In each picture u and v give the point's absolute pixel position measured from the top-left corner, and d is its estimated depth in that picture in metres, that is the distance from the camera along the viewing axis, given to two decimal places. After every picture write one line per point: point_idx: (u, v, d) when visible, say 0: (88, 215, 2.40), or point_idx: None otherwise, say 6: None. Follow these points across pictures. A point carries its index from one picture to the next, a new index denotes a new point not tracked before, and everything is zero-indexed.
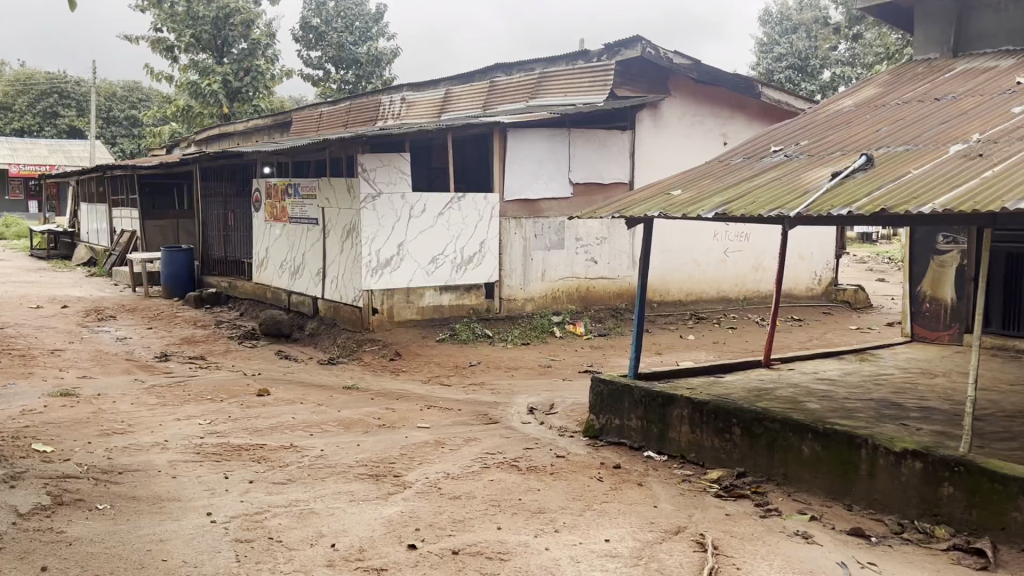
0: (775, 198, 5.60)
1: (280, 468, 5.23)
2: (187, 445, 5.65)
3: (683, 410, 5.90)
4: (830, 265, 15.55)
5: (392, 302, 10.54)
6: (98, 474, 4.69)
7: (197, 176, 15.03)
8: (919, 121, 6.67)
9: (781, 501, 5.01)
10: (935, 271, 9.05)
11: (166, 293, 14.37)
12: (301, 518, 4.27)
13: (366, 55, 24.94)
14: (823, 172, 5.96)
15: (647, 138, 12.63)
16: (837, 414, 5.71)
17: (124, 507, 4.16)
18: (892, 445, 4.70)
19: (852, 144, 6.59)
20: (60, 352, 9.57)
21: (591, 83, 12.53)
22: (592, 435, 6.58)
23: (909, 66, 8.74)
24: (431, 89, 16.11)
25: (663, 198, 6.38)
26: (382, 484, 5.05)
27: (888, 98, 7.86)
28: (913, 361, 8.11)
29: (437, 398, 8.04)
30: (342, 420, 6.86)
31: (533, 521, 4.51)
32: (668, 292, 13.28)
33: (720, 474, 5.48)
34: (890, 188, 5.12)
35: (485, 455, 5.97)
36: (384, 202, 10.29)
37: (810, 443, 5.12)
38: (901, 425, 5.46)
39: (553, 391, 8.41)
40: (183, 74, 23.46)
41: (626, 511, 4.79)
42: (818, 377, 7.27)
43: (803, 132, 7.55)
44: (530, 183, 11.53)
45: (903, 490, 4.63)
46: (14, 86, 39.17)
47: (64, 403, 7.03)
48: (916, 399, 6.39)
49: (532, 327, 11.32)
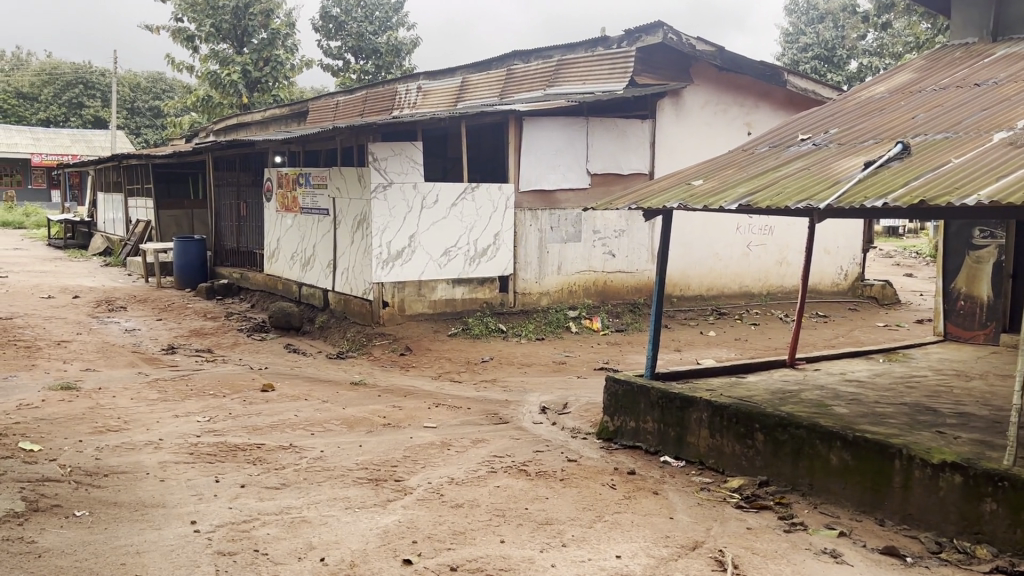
0: (803, 189, 5.22)
1: (275, 471, 4.97)
2: (181, 445, 5.41)
3: (703, 413, 5.56)
4: (857, 260, 15.03)
5: (404, 295, 10.28)
6: (81, 478, 4.45)
7: (211, 165, 14.86)
8: (958, 109, 6.24)
9: (807, 514, 4.66)
10: (971, 267, 8.64)
11: (178, 283, 14.24)
12: (291, 527, 4.02)
13: (386, 45, 24.64)
14: (855, 162, 5.57)
15: (668, 127, 12.24)
16: (867, 420, 5.34)
17: (103, 514, 3.93)
18: (929, 456, 4.34)
19: (886, 132, 6.18)
20: (65, 344, 9.41)
21: (611, 70, 12.15)
22: (606, 437, 6.28)
23: (946, 51, 8.29)
24: (448, 77, 15.81)
25: (683, 188, 6.03)
26: (382, 490, 4.77)
27: (925, 83, 7.43)
28: (947, 363, 7.68)
29: (446, 396, 7.76)
30: (345, 418, 6.60)
31: (539, 534, 4.21)
32: (689, 286, 12.90)
33: (741, 482, 5.15)
34: (929, 178, 4.74)
35: (493, 458, 5.68)
36: (395, 192, 10.01)
37: (839, 452, 4.77)
38: (937, 433, 5.08)
39: (566, 389, 8.10)
40: (204, 65, 23.36)
41: (639, 523, 4.47)
42: (846, 379, 6.88)
43: (833, 120, 7.13)
44: (547, 173, 11.20)
45: (941, 505, 4.27)
46: (41, 77, 39.68)
47: (62, 397, 6.83)
48: (952, 403, 5.99)
49: (548, 322, 11.01)
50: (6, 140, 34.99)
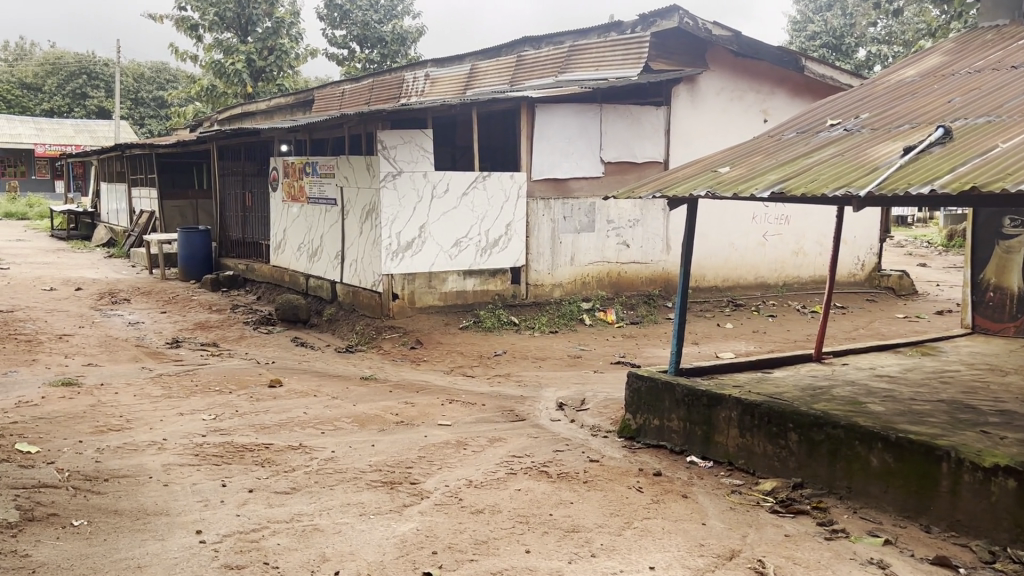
0: (840, 174, 4.94)
1: (284, 474, 4.73)
2: (186, 446, 5.17)
3: (732, 412, 5.28)
4: (874, 250, 14.70)
5: (414, 288, 10.03)
6: (80, 483, 4.22)
7: (215, 155, 14.61)
8: (997, 91, 5.93)
9: (847, 520, 4.39)
10: (1001, 258, 8.33)
11: (183, 275, 14.00)
12: (303, 537, 3.78)
13: (391, 34, 24.28)
14: (893, 147, 5.28)
15: (682, 114, 11.92)
16: (905, 418, 5.04)
17: (103, 524, 3.70)
18: (979, 459, 4.05)
19: (922, 116, 5.88)
20: (68, 338, 9.19)
21: (625, 55, 11.82)
22: (628, 436, 6.02)
23: (977, 33, 7.94)
24: (457, 65, 15.49)
25: (710, 175, 5.77)
26: (397, 494, 4.53)
27: (958, 66, 7.12)
28: (979, 357, 7.36)
29: (459, 391, 7.50)
30: (356, 416, 6.35)
31: (566, 542, 3.96)
32: (704, 277, 12.61)
33: (775, 485, 4.87)
34: (978, 164, 4.44)
35: (512, 459, 5.43)
36: (404, 180, 9.75)
37: (880, 454, 4.47)
38: (982, 432, 4.79)
39: (583, 384, 7.84)
40: (208, 54, 23.07)
41: (671, 530, 4.22)
42: (876, 374, 6.58)
43: (863, 105, 6.83)
44: (559, 162, 10.91)
45: (993, 511, 3.99)
46: (44, 68, 39.55)
47: (63, 395, 6.61)
48: (992, 401, 5.70)
49: (561, 314, 10.72)
50: (10, 131, 34.79)
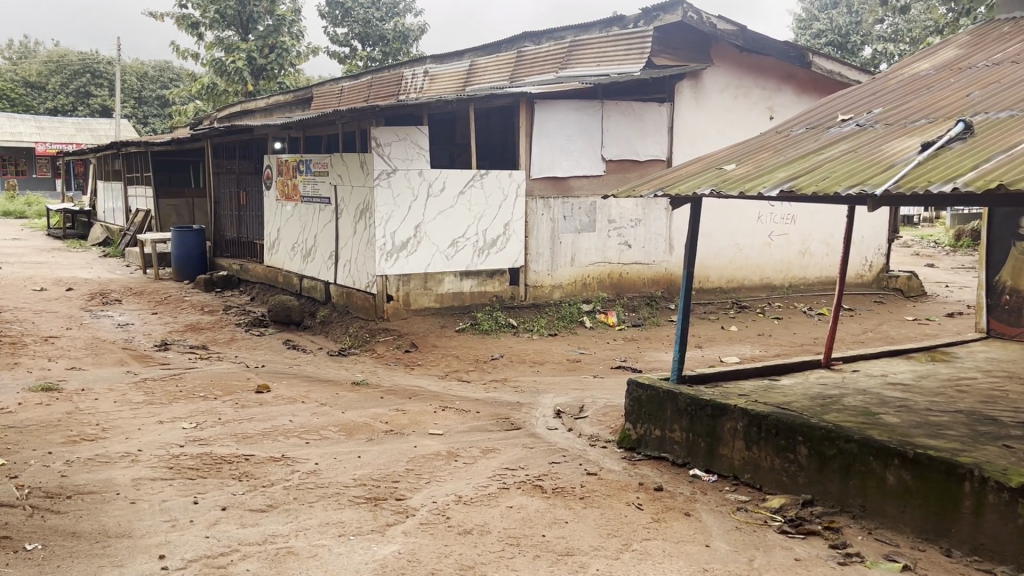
0: (854, 172, 4.64)
1: (262, 489, 4.46)
2: (161, 458, 4.90)
3: (737, 423, 4.99)
4: (882, 251, 14.37)
5: (409, 289, 9.75)
6: (41, 501, 3.96)
7: (209, 153, 14.36)
8: (1019, 84, 5.62)
9: (862, 542, 4.10)
10: (1017, 259, 8.03)
11: (177, 276, 13.77)
12: (276, 561, 3.51)
13: (392, 31, 23.98)
14: (909, 143, 4.98)
15: (686, 110, 11.63)
16: (922, 431, 4.74)
17: (59, 548, 3.43)
18: (1005, 479, 3.74)
19: (941, 110, 5.56)
20: (53, 340, 8.94)
21: (626, 51, 11.50)
22: (628, 447, 5.74)
23: (993, 25, 7.63)
24: (456, 61, 15.19)
25: (714, 173, 5.48)
26: (380, 512, 4.25)
27: (975, 58, 6.80)
28: (996, 363, 7.05)
29: (453, 397, 7.23)
30: (344, 424, 6.07)
31: (558, 567, 3.69)
32: (708, 278, 12.31)
33: (783, 502, 4.58)
34: (1003, 160, 4.14)
35: (505, 472, 5.14)
36: (399, 179, 9.47)
37: (896, 471, 4.17)
38: (1005, 448, 4.49)
39: (583, 390, 7.55)
40: (209, 52, 22.85)
41: (672, 552, 3.94)
42: (889, 382, 6.28)
43: (876, 99, 6.53)
44: (559, 160, 10.63)
45: (1020, 536, 3.69)
46: (48, 66, 39.46)
47: (41, 401, 6.36)
48: (1011, 411, 5.40)
49: (560, 316, 10.43)
50: (10, 129, 34.53)
